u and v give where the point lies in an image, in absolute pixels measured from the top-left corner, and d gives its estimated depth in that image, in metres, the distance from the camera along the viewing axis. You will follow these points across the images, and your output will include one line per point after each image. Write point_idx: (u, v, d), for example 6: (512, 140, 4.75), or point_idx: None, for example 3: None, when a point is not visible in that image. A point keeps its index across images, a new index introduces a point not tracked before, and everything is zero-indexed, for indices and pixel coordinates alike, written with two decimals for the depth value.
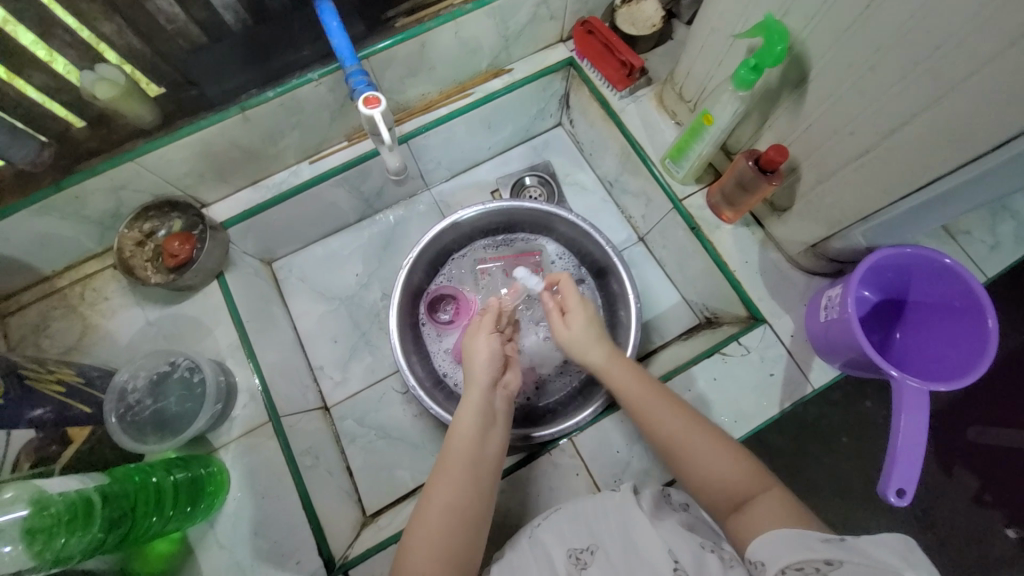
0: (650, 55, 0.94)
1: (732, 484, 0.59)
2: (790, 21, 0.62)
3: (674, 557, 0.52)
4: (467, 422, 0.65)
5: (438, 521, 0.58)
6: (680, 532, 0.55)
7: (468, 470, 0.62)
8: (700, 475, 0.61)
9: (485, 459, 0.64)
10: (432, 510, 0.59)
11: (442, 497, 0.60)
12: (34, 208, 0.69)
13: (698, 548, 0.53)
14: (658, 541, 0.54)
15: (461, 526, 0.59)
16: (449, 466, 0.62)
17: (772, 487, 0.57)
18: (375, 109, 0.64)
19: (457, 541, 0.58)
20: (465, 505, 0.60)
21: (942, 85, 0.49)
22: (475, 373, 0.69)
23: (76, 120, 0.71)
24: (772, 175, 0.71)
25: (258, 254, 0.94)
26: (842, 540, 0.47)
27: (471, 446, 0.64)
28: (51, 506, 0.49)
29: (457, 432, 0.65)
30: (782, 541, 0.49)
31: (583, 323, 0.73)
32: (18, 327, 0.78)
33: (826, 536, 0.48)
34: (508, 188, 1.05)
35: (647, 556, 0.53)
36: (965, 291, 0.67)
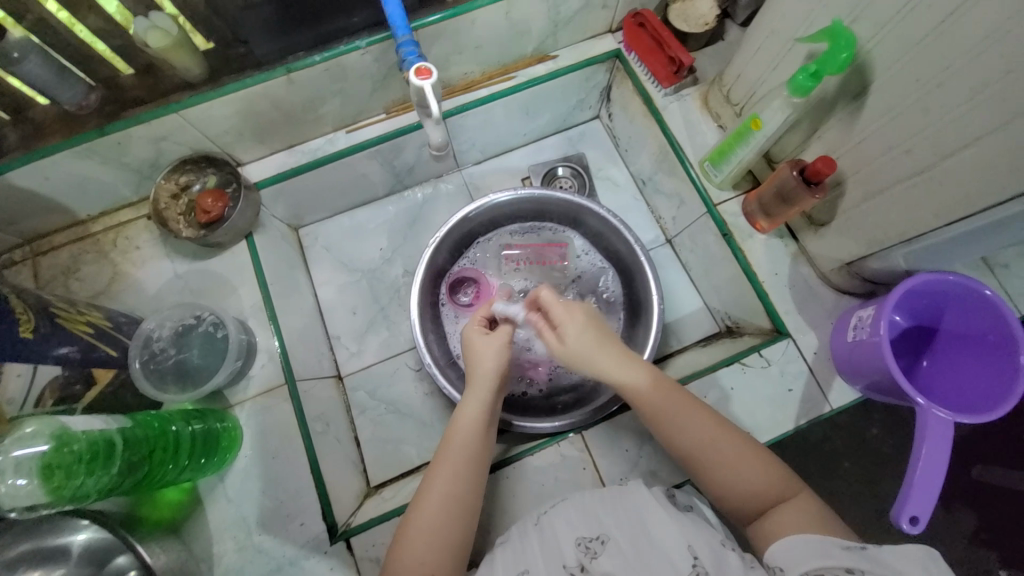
0: (699, 54, 0.92)
1: (761, 491, 0.58)
2: (857, 29, 0.59)
3: (694, 555, 0.51)
4: (468, 419, 0.66)
5: (437, 512, 0.59)
6: (696, 528, 0.55)
7: (466, 465, 0.63)
8: (724, 487, 0.60)
9: (481, 455, 0.64)
10: (431, 501, 0.60)
11: (441, 487, 0.61)
12: (77, 151, 0.70)
13: (718, 544, 0.54)
14: (674, 538, 0.53)
15: (457, 517, 0.60)
16: (448, 460, 0.63)
17: (800, 494, 0.57)
18: (426, 81, 0.63)
19: (452, 532, 0.59)
20: (463, 496, 0.61)
21: (1015, 108, 0.48)
22: (481, 373, 0.69)
23: (123, 66, 0.72)
24: (816, 188, 0.69)
25: (286, 219, 0.95)
26: (863, 550, 0.48)
27: (470, 441, 0.65)
28: (73, 443, 0.50)
29: (457, 427, 0.66)
30: (804, 545, 0.50)
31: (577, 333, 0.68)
32: (51, 267, 0.79)
33: (847, 544, 0.49)
34: (540, 177, 1.04)
35: (664, 550, 0.53)
36: (1003, 325, 0.65)
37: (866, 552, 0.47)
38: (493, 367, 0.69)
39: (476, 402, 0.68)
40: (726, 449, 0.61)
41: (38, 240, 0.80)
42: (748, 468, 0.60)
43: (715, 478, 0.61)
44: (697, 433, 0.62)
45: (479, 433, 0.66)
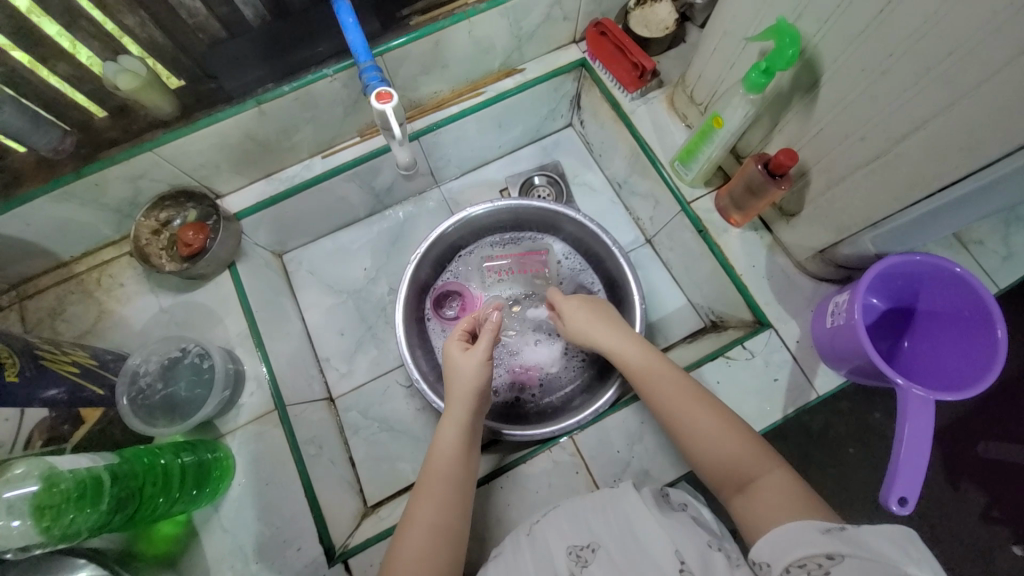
0: (662, 58, 0.94)
1: (738, 466, 0.59)
2: (803, 25, 0.62)
3: (680, 557, 0.52)
4: (449, 442, 0.67)
5: (423, 540, 0.59)
6: (684, 531, 0.55)
7: (446, 487, 0.63)
8: (705, 459, 0.62)
9: (463, 477, 0.65)
10: (417, 528, 0.60)
11: (426, 514, 0.61)
12: (55, 195, 0.72)
13: (704, 546, 0.54)
14: (663, 543, 0.54)
15: (443, 542, 0.60)
16: (432, 484, 0.63)
17: (778, 470, 0.58)
18: (387, 105, 0.64)
19: (438, 559, 0.58)
20: (449, 521, 0.61)
21: (955, 91, 0.49)
22: (461, 392, 0.70)
23: (98, 110, 0.74)
24: (781, 180, 0.70)
25: (270, 246, 0.96)
26: (842, 531, 0.46)
27: (450, 464, 0.65)
28: (62, 482, 0.51)
29: (437, 451, 0.66)
30: (788, 536, 0.49)
31: (584, 312, 0.78)
32: (37, 309, 0.80)
33: (826, 527, 0.48)
34: (517, 187, 1.06)
35: (651, 554, 0.53)
36: (976, 300, 0.66)
37: (844, 534, 0.46)
38: (473, 378, 0.70)
39: (456, 423, 0.68)
40: (706, 422, 0.63)
41: (24, 284, 0.81)
42: (727, 442, 0.61)
43: (698, 450, 0.62)
44: (681, 404, 0.65)
45: (459, 457, 0.66)
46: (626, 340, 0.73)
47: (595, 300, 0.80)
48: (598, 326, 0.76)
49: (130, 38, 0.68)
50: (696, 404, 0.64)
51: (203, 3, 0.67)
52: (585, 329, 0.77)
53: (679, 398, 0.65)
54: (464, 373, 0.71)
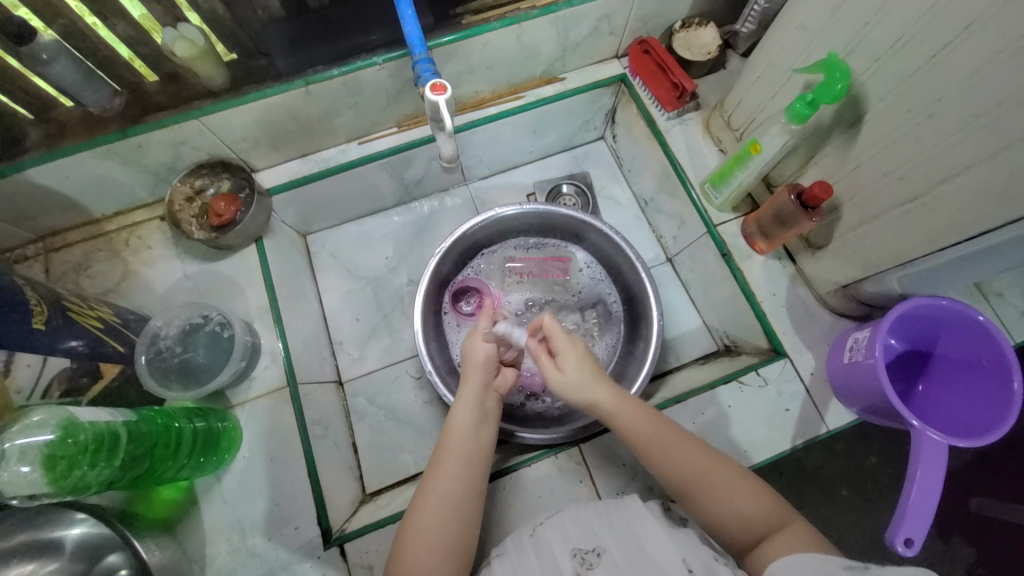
0: (702, 82, 0.95)
1: (751, 518, 0.59)
2: (852, 62, 0.63)
3: (687, 568, 0.53)
4: (463, 419, 0.67)
5: (436, 517, 0.60)
6: (691, 542, 0.57)
7: (462, 464, 0.63)
8: (715, 515, 0.60)
9: (479, 455, 0.65)
10: (430, 505, 0.61)
11: (438, 488, 0.62)
12: (98, 151, 0.73)
13: (710, 559, 0.54)
14: (671, 552, 0.55)
15: (457, 519, 0.60)
16: (446, 460, 0.64)
17: (788, 519, 0.58)
18: (441, 96, 0.66)
19: (451, 535, 0.60)
20: (462, 497, 0.62)
21: (1001, 141, 0.50)
22: (474, 370, 0.70)
23: (149, 73, 0.75)
24: (813, 212, 0.71)
25: (295, 226, 0.97)
26: (865, 569, 0.48)
27: (467, 443, 0.65)
28: (78, 434, 0.51)
29: (452, 428, 0.66)
30: (805, 565, 0.51)
31: (575, 364, 0.68)
32: (63, 263, 0.81)
33: (848, 564, 0.49)
34: (544, 193, 1.07)
35: (659, 564, 0.54)
36: (995, 351, 0.66)
37: (868, 573, 0.48)
38: (483, 355, 0.71)
39: (470, 401, 0.68)
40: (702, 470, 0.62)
41: (52, 237, 0.82)
42: (734, 492, 0.60)
43: (704, 505, 0.61)
44: (684, 457, 0.63)
45: (473, 434, 0.66)
46: (614, 394, 0.67)
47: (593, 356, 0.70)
48: (587, 385, 0.67)
49: (191, 7, 0.69)
50: (693, 454, 0.63)
51: None
52: (577, 384, 0.67)
53: (676, 447, 0.63)
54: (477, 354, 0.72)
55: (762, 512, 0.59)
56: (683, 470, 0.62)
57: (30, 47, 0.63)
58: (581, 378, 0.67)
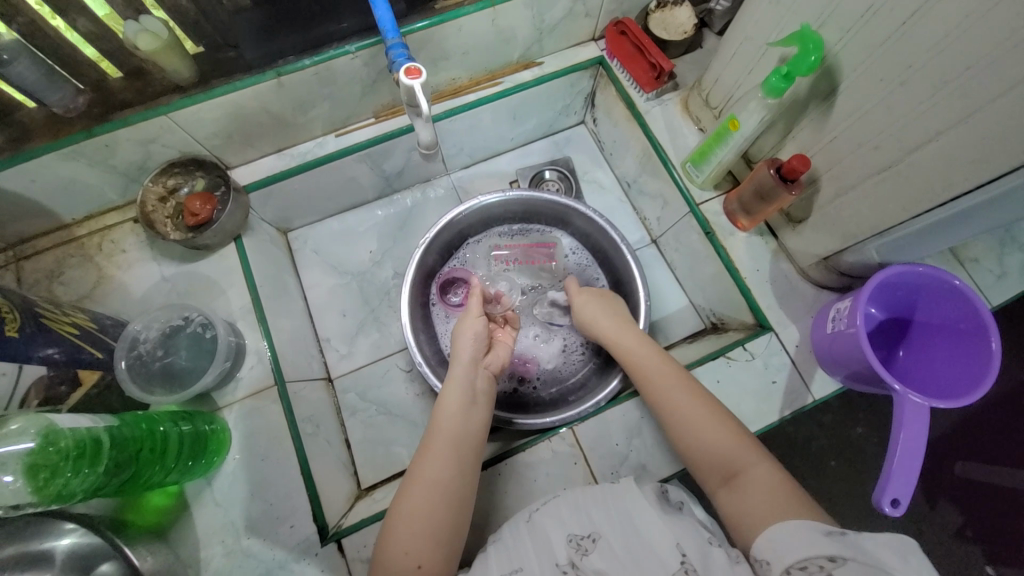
0: (680, 61, 0.95)
1: (726, 455, 0.61)
2: (826, 33, 0.63)
3: (681, 551, 0.53)
4: (453, 402, 0.67)
5: (425, 498, 0.60)
6: (685, 525, 0.57)
7: (452, 445, 0.64)
8: (694, 444, 0.63)
9: (470, 440, 0.65)
10: (419, 486, 0.61)
11: (430, 472, 0.61)
12: (63, 152, 0.70)
13: (704, 542, 0.55)
14: (665, 537, 0.55)
15: (446, 500, 0.60)
16: (435, 443, 0.64)
17: (771, 465, 0.59)
18: (416, 80, 0.64)
19: (439, 517, 0.59)
20: (451, 480, 0.61)
21: (971, 105, 0.51)
22: (463, 353, 0.73)
23: (113, 71, 0.73)
24: (792, 185, 0.72)
25: (275, 222, 0.95)
26: (844, 535, 0.48)
27: (456, 423, 0.66)
28: (59, 441, 0.50)
29: (442, 409, 0.67)
30: (792, 535, 0.50)
31: (594, 303, 0.82)
32: (35, 270, 0.78)
33: (828, 530, 0.49)
34: (527, 180, 1.06)
35: (655, 550, 0.54)
36: (972, 314, 0.68)
37: (845, 538, 0.48)
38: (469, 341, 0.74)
39: (460, 383, 0.70)
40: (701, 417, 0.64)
41: (22, 245, 0.79)
42: (715, 424, 0.63)
43: (688, 437, 0.64)
44: (668, 384, 0.68)
45: (463, 416, 0.67)
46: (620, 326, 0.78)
47: (612, 299, 0.83)
48: (603, 318, 0.80)
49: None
50: (681, 389, 0.67)
51: None
52: (589, 318, 0.81)
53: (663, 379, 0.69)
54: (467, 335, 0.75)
55: (741, 448, 0.61)
56: (671, 403, 0.66)
57: None
58: (597, 313, 0.81)
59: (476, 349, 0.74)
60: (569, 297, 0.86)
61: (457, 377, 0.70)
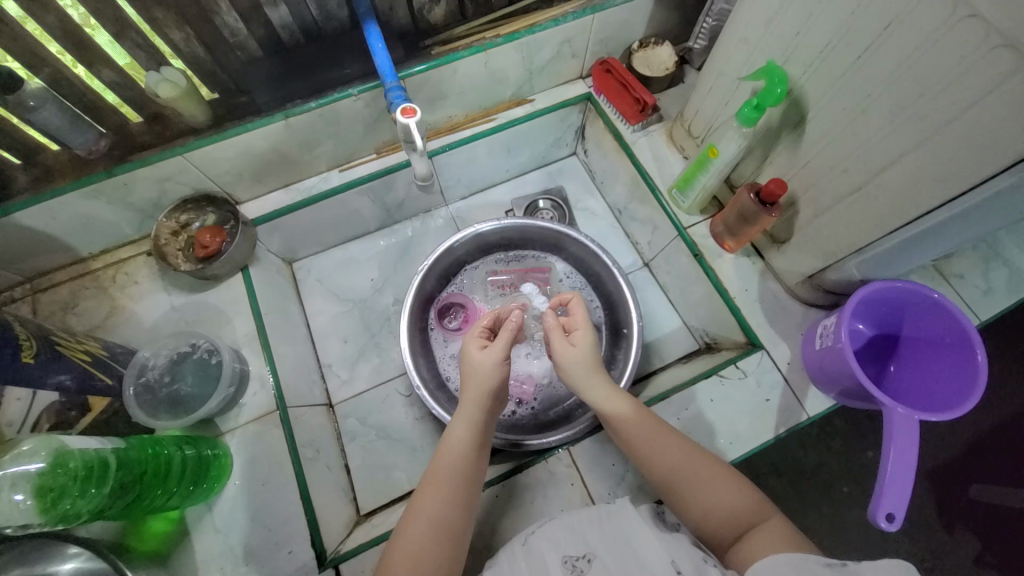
0: (663, 95, 1.01)
1: (732, 512, 0.60)
2: (791, 68, 0.68)
3: (677, 569, 0.53)
4: (459, 440, 0.67)
5: (422, 536, 0.59)
6: (680, 545, 0.57)
7: (453, 486, 0.63)
8: (700, 510, 0.61)
9: (469, 482, 0.65)
10: (417, 525, 0.60)
11: (429, 511, 0.61)
12: (84, 191, 0.75)
13: (701, 560, 0.55)
14: (661, 554, 0.55)
15: (442, 542, 0.60)
16: (435, 484, 0.63)
17: (775, 517, 0.58)
18: (411, 118, 0.69)
19: (435, 559, 0.59)
20: (450, 522, 0.61)
21: (928, 129, 0.54)
22: (475, 390, 0.70)
23: (133, 115, 0.78)
24: (772, 208, 0.75)
25: (281, 253, 0.99)
26: (844, 565, 0.48)
27: (457, 464, 0.65)
28: (68, 462, 0.52)
29: (446, 450, 0.66)
30: (784, 561, 0.50)
31: (588, 343, 0.72)
32: (51, 302, 0.82)
33: (828, 561, 0.49)
34: (522, 209, 1.11)
35: (651, 567, 0.54)
36: (956, 327, 0.69)
37: (846, 569, 0.48)
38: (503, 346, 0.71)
39: (469, 420, 0.69)
40: (704, 476, 0.63)
41: (40, 278, 0.84)
42: (721, 485, 0.62)
43: (689, 500, 0.62)
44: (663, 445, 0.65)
45: (467, 457, 0.66)
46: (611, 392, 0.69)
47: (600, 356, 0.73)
48: (589, 372, 0.71)
49: (173, 51, 0.73)
50: (676, 449, 0.65)
51: (244, 24, 0.74)
52: (579, 372, 0.71)
53: (662, 441, 0.65)
54: (478, 372, 0.71)
55: (750, 506, 0.60)
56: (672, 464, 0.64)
57: (17, 95, 0.65)
58: (586, 364, 0.71)
59: (490, 393, 0.70)
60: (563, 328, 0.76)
61: (467, 417, 0.69)
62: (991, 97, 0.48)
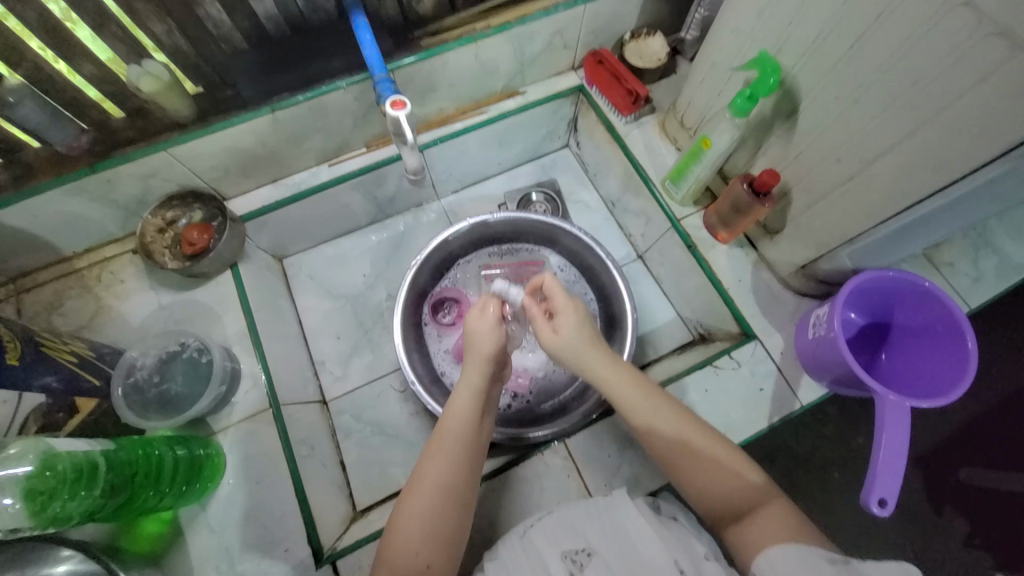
0: (655, 86, 1.00)
1: (737, 498, 0.59)
2: (784, 56, 0.68)
3: (679, 567, 0.54)
4: (463, 403, 0.66)
5: (432, 498, 0.59)
6: (680, 542, 0.58)
7: (461, 448, 0.63)
8: (699, 486, 0.62)
9: (475, 443, 0.65)
10: (426, 488, 0.60)
11: (436, 474, 0.61)
12: (66, 188, 0.73)
13: (699, 557, 0.56)
14: (664, 553, 0.56)
15: (451, 501, 0.60)
16: (442, 446, 0.63)
17: (779, 501, 0.59)
18: (401, 111, 0.68)
19: (446, 517, 0.59)
20: (457, 483, 0.61)
21: (919, 118, 0.55)
22: (479, 354, 0.68)
23: (115, 110, 0.76)
24: (765, 198, 0.75)
25: (270, 250, 0.98)
26: (848, 564, 0.48)
27: (464, 426, 0.65)
28: (58, 464, 0.50)
29: (451, 413, 0.66)
30: (789, 556, 0.50)
31: (573, 326, 0.69)
32: (35, 303, 0.80)
33: (832, 558, 0.49)
34: (515, 202, 1.10)
35: (654, 565, 0.55)
36: (947, 314, 0.70)
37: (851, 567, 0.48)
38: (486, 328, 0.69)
39: (472, 383, 0.68)
40: (707, 457, 0.62)
41: (23, 278, 0.82)
42: (724, 470, 0.61)
43: (695, 482, 0.62)
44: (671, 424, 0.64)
45: (471, 418, 0.66)
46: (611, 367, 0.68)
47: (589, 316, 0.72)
48: (582, 350, 0.69)
49: (155, 44, 0.71)
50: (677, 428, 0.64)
51: (227, 16, 0.72)
52: (571, 348, 0.69)
53: (661, 421, 0.64)
54: (478, 333, 0.70)
55: (754, 491, 0.60)
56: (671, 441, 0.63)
57: None
58: (577, 342, 0.69)
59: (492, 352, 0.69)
60: (546, 314, 0.72)
61: (472, 379, 0.68)
62: (982, 85, 0.48)
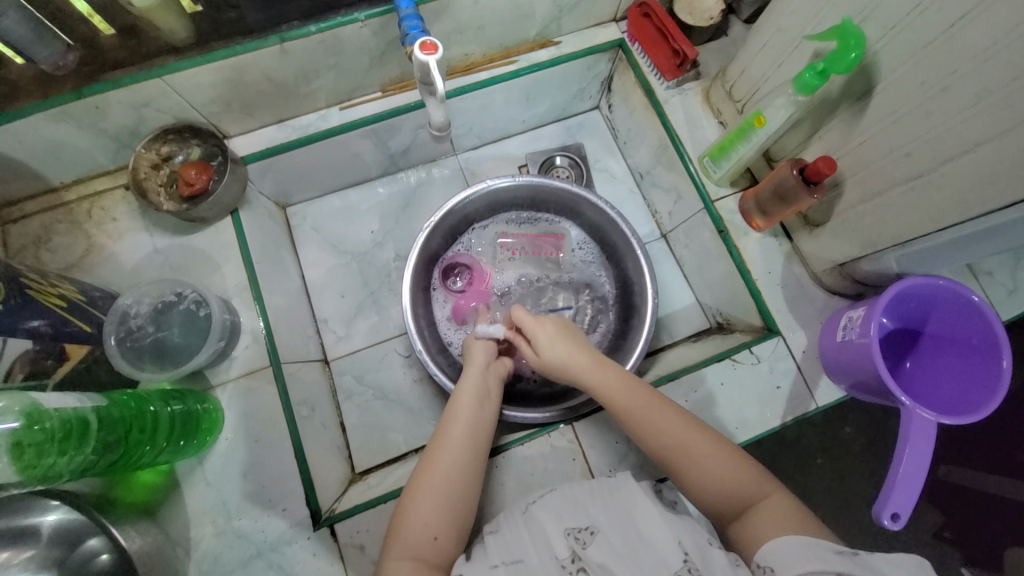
0: (703, 48, 0.91)
1: (733, 490, 0.59)
2: (868, 28, 0.60)
3: (684, 550, 0.53)
4: (467, 396, 0.67)
5: (441, 477, 0.60)
6: (684, 524, 0.57)
7: (468, 434, 0.64)
8: (705, 487, 0.60)
9: (483, 431, 0.65)
10: (434, 469, 0.61)
11: (443, 457, 0.61)
12: (51, 113, 0.66)
13: (704, 542, 0.54)
14: (667, 536, 0.54)
15: (460, 482, 0.61)
16: (448, 433, 0.64)
17: (777, 492, 0.58)
18: (432, 56, 0.60)
19: (454, 497, 0.60)
20: (465, 464, 0.62)
21: (1016, 117, 0.48)
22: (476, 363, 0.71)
23: (106, 27, 0.67)
24: (814, 188, 0.70)
25: (274, 196, 0.91)
26: (852, 553, 0.48)
27: (470, 416, 0.65)
28: (44, 422, 0.47)
29: (457, 404, 0.66)
30: (795, 548, 0.50)
31: (547, 342, 0.71)
32: (22, 236, 0.75)
33: (837, 548, 0.49)
34: (537, 165, 1.03)
35: (655, 546, 0.54)
36: (986, 330, 0.67)
37: (855, 556, 0.48)
38: (484, 355, 0.72)
39: (476, 381, 0.69)
40: (707, 452, 0.61)
41: (7, 208, 0.76)
42: (721, 459, 0.60)
43: (694, 481, 0.61)
44: (666, 431, 0.62)
45: (476, 408, 0.66)
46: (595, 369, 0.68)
47: (566, 323, 0.74)
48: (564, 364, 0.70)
49: None
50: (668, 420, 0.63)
51: None
52: (555, 363, 0.71)
53: (654, 415, 0.63)
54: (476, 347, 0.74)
55: (751, 481, 0.59)
56: (672, 441, 0.62)
57: None
58: (557, 355, 0.71)
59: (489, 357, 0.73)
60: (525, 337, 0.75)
61: (473, 377, 0.69)
62: None
